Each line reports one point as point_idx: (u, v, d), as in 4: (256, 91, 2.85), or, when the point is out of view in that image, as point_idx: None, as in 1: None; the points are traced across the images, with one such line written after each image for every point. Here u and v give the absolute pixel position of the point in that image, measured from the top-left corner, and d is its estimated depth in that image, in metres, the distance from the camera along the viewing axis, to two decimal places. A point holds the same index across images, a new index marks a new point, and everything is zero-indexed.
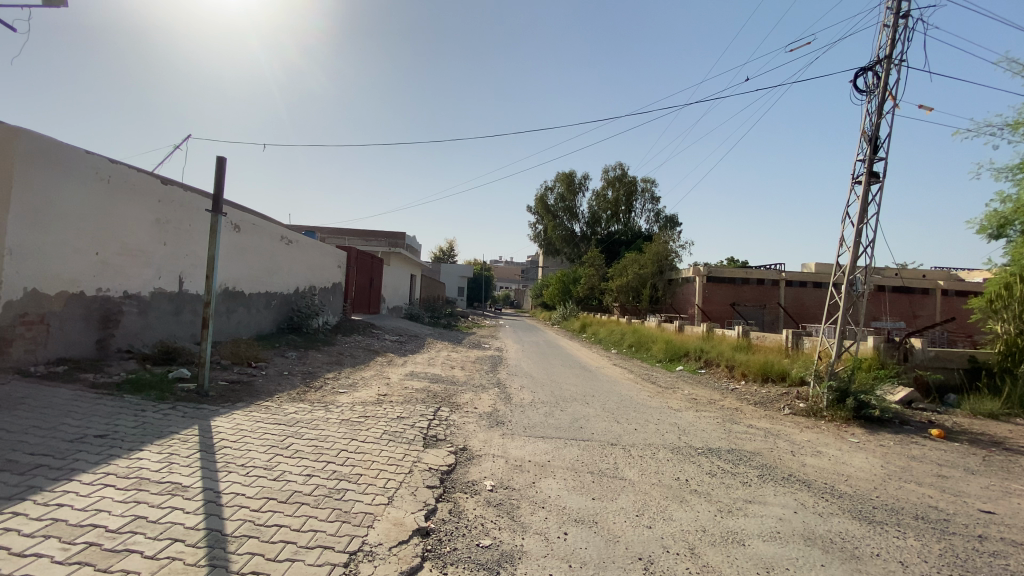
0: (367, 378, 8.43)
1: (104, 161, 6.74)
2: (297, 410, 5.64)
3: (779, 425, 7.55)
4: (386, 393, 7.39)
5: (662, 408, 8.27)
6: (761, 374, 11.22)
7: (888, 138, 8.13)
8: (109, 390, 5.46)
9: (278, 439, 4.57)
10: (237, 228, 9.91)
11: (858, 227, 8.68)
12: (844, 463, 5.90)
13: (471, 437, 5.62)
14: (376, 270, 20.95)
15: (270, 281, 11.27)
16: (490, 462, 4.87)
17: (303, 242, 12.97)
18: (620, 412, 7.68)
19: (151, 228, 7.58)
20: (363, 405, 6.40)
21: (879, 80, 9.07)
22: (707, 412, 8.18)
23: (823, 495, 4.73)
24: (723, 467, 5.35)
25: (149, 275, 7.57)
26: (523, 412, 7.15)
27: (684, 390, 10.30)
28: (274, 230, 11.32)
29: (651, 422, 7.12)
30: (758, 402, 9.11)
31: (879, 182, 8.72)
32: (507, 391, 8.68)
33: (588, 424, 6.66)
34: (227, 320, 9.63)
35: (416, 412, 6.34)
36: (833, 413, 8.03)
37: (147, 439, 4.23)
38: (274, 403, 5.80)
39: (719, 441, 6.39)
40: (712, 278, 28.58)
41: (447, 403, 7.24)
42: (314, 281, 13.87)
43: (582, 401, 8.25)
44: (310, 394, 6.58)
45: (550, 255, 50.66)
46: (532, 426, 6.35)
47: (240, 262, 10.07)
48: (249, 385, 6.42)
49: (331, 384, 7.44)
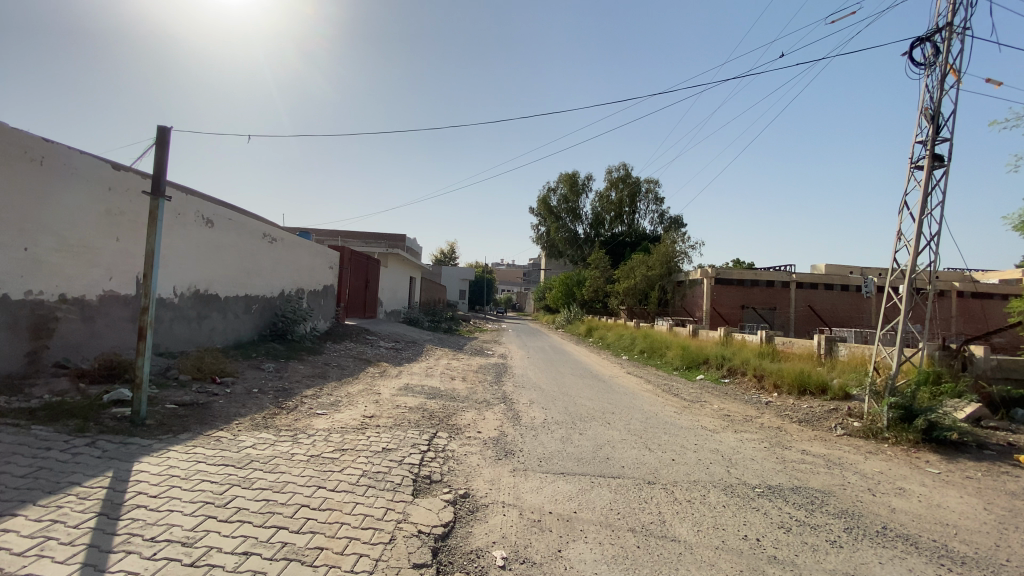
0: (353, 394, 7.28)
1: (34, 138, 5.60)
2: (256, 443, 4.48)
3: (838, 451, 6.38)
4: (373, 414, 6.23)
5: (695, 429, 7.10)
6: (798, 386, 9.98)
7: (955, 115, 7.06)
8: (15, 419, 4.32)
9: (216, 490, 3.42)
10: (210, 223, 8.76)
11: (920, 219, 7.57)
12: (940, 506, 4.74)
13: (475, 477, 4.46)
14: (372, 273, 19.81)
15: (250, 283, 10.16)
16: (500, 517, 3.70)
17: (289, 240, 11.83)
18: (648, 435, 6.52)
19: (98, 221, 6.43)
20: (343, 432, 5.25)
21: (939, 51, 7.96)
22: (748, 434, 7.00)
23: (941, 562, 3.60)
24: (797, 516, 4.17)
25: (95, 276, 6.41)
26: (535, 436, 5.98)
27: (714, 405, 9.11)
28: (252, 227, 10.18)
29: (688, 450, 5.96)
30: (803, 420, 7.93)
31: (942, 167, 7.62)
32: (514, 409, 7.49)
33: (617, 454, 5.48)
34: (198, 328, 8.50)
35: (406, 441, 5.18)
36: (897, 435, 6.86)
37: (29, 498, 3.08)
38: (228, 433, 4.65)
39: (777, 475, 5.22)
40: (721, 281, 27.49)
41: (444, 426, 6.08)
42: (302, 283, 12.71)
43: (602, 420, 7.08)
44: (280, 419, 5.43)
45: (552, 257, 49.48)
46: (548, 457, 5.19)
47: (214, 262, 8.96)
48: (204, 409, 5.27)
49: (309, 403, 6.29)
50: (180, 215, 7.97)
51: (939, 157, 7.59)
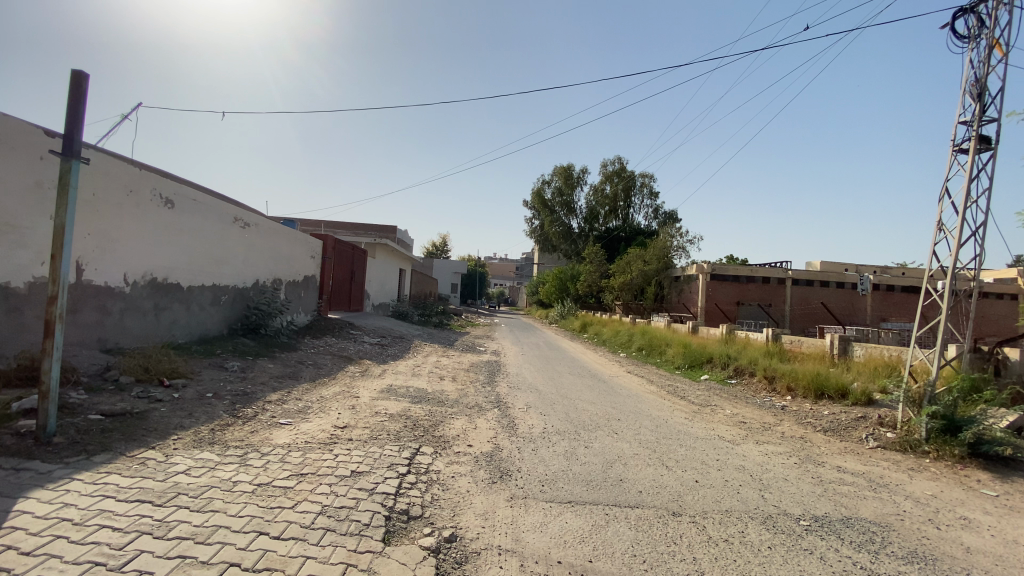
0: (327, 398, 6.39)
1: None
2: (191, 468, 3.60)
3: (877, 468, 5.63)
4: (347, 423, 5.37)
5: (712, 440, 6.32)
6: (815, 389, 9.21)
7: (1004, 91, 6.35)
8: None
9: (116, 543, 2.57)
10: (169, 203, 7.77)
11: (964, 209, 6.86)
12: (1018, 542, 3.98)
13: (463, 509, 3.62)
14: (358, 263, 18.82)
15: (218, 272, 9.21)
16: (496, 572, 2.87)
17: (264, 226, 10.85)
18: (661, 447, 5.72)
19: (28, 195, 5.46)
20: (307, 449, 4.38)
21: (984, 23, 7.23)
22: (772, 447, 6.23)
23: None
24: (860, 562, 3.40)
25: (23, 260, 5.46)
26: (535, 451, 5.14)
27: (726, 410, 8.33)
28: (220, 209, 9.20)
29: (710, 467, 5.17)
30: (828, 429, 7.18)
31: (990, 150, 6.91)
32: (509, 416, 6.65)
33: (631, 475, 4.65)
34: (155, 321, 7.57)
35: (382, 460, 4.30)
36: (940, 449, 6.13)
37: None
38: (159, 453, 3.78)
39: (820, 502, 4.44)
40: (716, 276, 26.85)
41: (430, 438, 5.23)
42: (280, 273, 11.75)
43: (609, 430, 6.26)
44: (232, 432, 4.55)
45: (545, 251, 48.61)
46: (552, 479, 4.37)
47: (175, 246, 7.99)
48: (139, 420, 4.37)
49: (271, 411, 5.40)
50: (132, 192, 6.98)
51: (986, 139, 6.91)
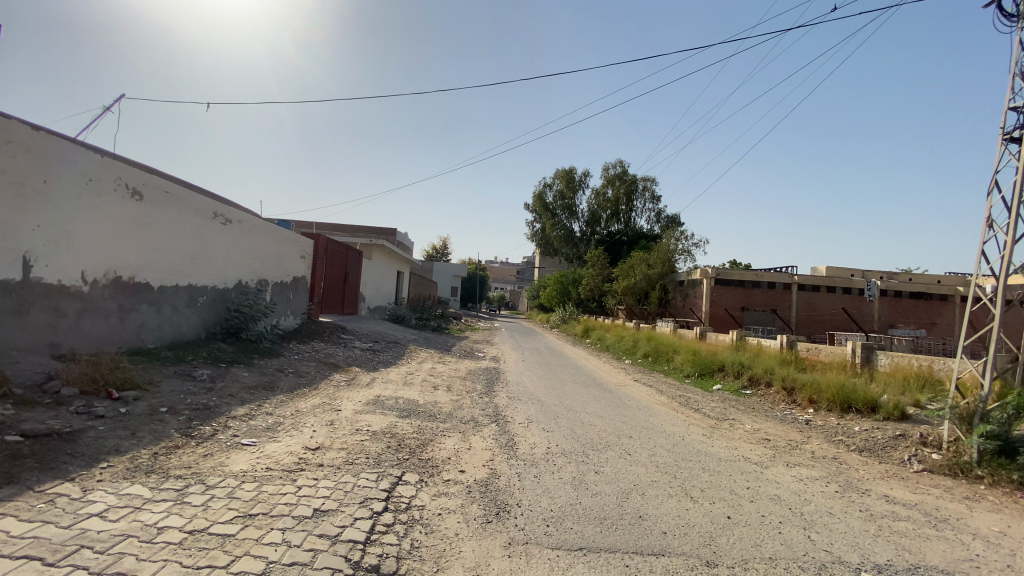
0: (303, 412, 5.67)
1: None
2: (111, 508, 2.88)
3: (930, 497, 4.90)
4: (322, 444, 4.64)
5: (736, 463, 5.58)
6: (842, 402, 8.44)
7: None
8: None
9: None
10: (137, 195, 7.08)
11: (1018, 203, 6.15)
12: None
13: (450, 562, 2.91)
14: (353, 265, 18.10)
15: (194, 270, 8.51)
16: None
17: (248, 223, 10.18)
18: (680, 473, 4.98)
19: None
20: (268, 479, 3.65)
21: None
22: (806, 471, 5.49)
23: None
24: None
25: None
26: (537, 479, 4.41)
27: (746, 425, 7.58)
28: (198, 203, 8.50)
29: (740, 498, 4.44)
30: (864, 450, 6.44)
31: None
32: (508, 434, 5.90)
33: (651, 510, 3.93)
34: (119, 324, 6.88)
35: (355, 494, 3.58)
36: (995, 474, 5.38)
37: None
38: (77, 487, 3.07)
39: (879, 546, 3.71)
40: (721, 281, 26.12)
41: (417, 463, 4.50)
42: (266, 273, 11.06)
43: (620, 451, 5.54)
44: (181, 456, 3.84)
45: (546, 255, 47.88)
46: (558, 518, 3.63)
47: (145, 241, 7.29)
48: (67, 442, 3.67)
49: (234, 429, 4.68)
50: (95, 181, 6.30)
51: None
